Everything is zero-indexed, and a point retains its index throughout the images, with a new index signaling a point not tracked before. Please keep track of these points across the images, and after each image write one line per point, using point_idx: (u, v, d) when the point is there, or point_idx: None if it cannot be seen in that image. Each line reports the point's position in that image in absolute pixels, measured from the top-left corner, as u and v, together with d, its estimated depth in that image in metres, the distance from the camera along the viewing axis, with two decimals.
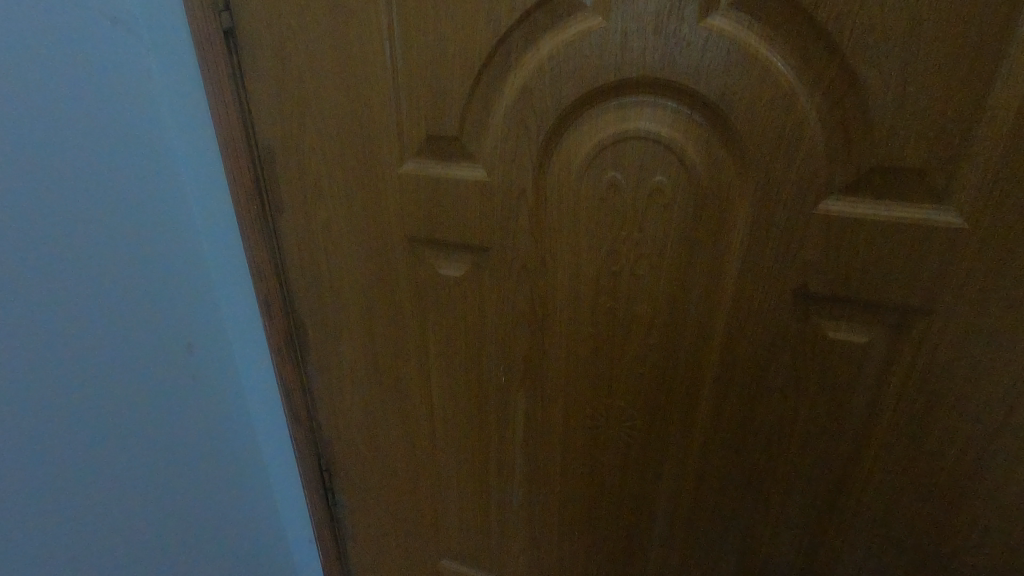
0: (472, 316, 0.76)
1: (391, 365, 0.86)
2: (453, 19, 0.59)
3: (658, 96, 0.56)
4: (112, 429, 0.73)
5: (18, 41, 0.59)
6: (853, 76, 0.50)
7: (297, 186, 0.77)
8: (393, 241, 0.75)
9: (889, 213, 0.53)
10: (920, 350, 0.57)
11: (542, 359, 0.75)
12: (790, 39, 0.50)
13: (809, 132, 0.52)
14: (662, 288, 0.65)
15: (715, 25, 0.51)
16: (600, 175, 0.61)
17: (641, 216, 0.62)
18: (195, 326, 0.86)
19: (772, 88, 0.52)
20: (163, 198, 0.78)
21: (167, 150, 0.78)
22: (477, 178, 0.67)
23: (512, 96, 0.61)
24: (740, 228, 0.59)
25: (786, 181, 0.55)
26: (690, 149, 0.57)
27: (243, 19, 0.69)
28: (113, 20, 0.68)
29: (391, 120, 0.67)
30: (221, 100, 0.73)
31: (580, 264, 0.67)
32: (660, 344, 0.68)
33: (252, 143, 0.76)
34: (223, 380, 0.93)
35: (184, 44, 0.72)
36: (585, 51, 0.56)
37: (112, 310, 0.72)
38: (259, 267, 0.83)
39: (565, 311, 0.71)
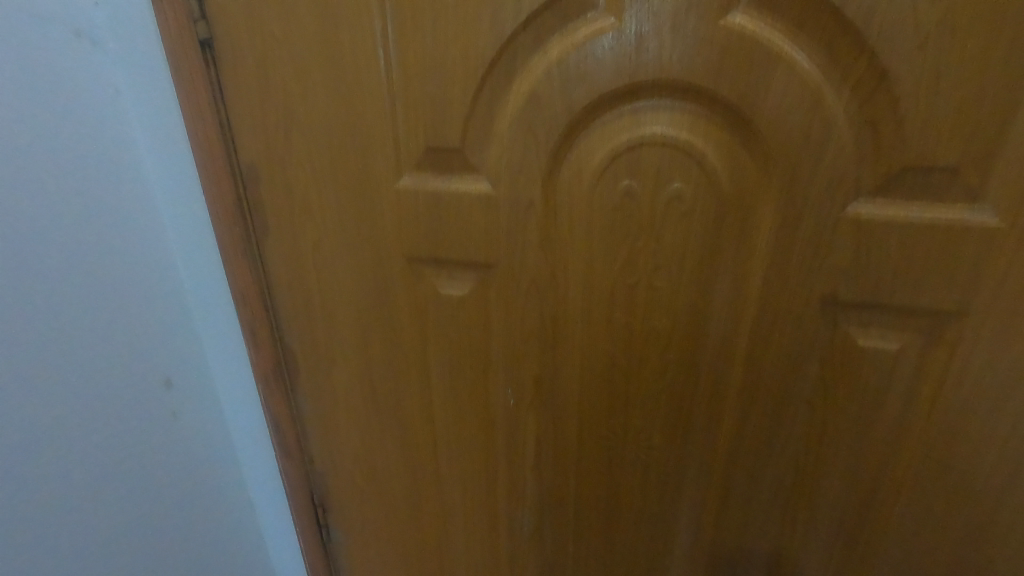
0: (477, 337, 0.72)
1: (390, 391, 0.81)
2: (453, 23, 0.56)
3: (674, 100, 0.53)
4: (81, 472, 0.68)
5: None
6: (883, 74, 0.47)
7: (284, 206, 0.71)
8: (391, 261, 0.71)
9: (922, 215, 0.51)
10: (954, 354, 0.55)
11: (553, 378, 0.71)
12: (815, 36, 0.48)
13: (837, 132, 0.50)
14: (681, 300, 0.61)
15: (736, 23, 0.49)
16: (614, 184, 0.58)
17: (658, 225, 0.58)
18: (172, 359, 0.80)
19: (797, 88, 0.50)
20: (135, 224, 0.72)
21: (140, 172, 0.73)
22: (480, 191, 0.63)
23: (518, 104, 0.58)
24: (765, 235, 0.56)
25: (813, 184, 0.52)
26: (710, 154, 0.54)
27: (220, 28, 0.64)
28: (76, 33, 0.63)
29: (387, 132, 0.63)
30: (198, 116, 0.67)
31: (593, 278, 0.63)
32: (680, 358, 0.65)
33: (233, 161, 0.70)
34: (205, 414, 0.87)
35: (156, 57, 0.67)
36: (597, 55, 0.53)
37: (76, 348, 0.66)
38: (245, 293, 0.77)
39: (578, 328, 0.67)
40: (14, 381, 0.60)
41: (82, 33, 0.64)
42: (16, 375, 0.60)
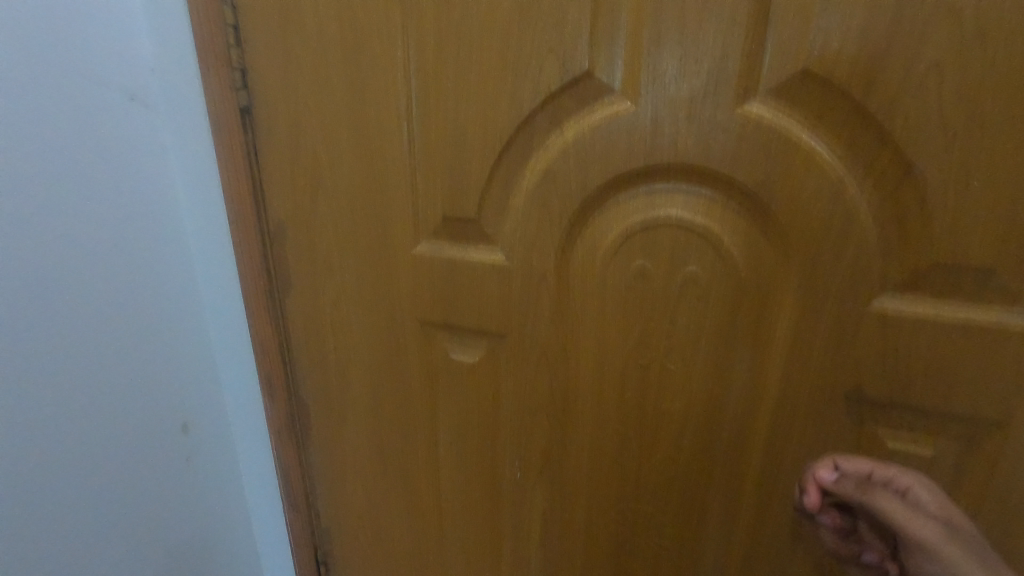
0: (486, 405, 0.71)
1: (397, 452, 0.79)
2: (474, 101, 0.57)
3: (691, 183, 0.53)
4: (92, 516, 0.69)
5: (36, 125, 0.59)
6: (909, 168, 0.46)
7: (306, 264, 0.73)
8: (404, 323, 0.71)
9: (954, 314, 0.48)
10: (994, 462, 0.51)
11: (562, 454, 0.69)
12: (836, 128, 0.47)
13: (860, 225, 0.48)
14: (696, 385, 0.59)
15: (753, 111, 0.48)
16: (628, 263, 0.57)
17: (673, 306, 0.57)
18: (190, 403, 0.82)
19: (818, 178, 0.48)
20: (168, 273, 0.76)
21: (177, 223, 0.76)
22: (494, 261, 0.63)
23: (534, 179, 0.58)
24: (784, 324, 0.53)
25: (835, 275, 0.50)
26: (727, 238, 0.53)
27: (260, 97, 0.68)
28: (129, 96, 0.68)
29: (407, 199, 0.65)
30: (233, 177, 0.71)
31: (605, 354, 0.61)
32: (694, 445, 0.61)
33: (262, 219, 0.73)
34: (217, 459, 0.88)
35: (200, 121, 0.71)
36: (613, 136, 0.53)
37: (100, 391, 0.69)
38: (264, 345, 0.78)
39: (589, 404, 0.65)
40: (41, 424, 0.63)
41: (135, 97, 0.69)
42: (44, 419, 0.63)
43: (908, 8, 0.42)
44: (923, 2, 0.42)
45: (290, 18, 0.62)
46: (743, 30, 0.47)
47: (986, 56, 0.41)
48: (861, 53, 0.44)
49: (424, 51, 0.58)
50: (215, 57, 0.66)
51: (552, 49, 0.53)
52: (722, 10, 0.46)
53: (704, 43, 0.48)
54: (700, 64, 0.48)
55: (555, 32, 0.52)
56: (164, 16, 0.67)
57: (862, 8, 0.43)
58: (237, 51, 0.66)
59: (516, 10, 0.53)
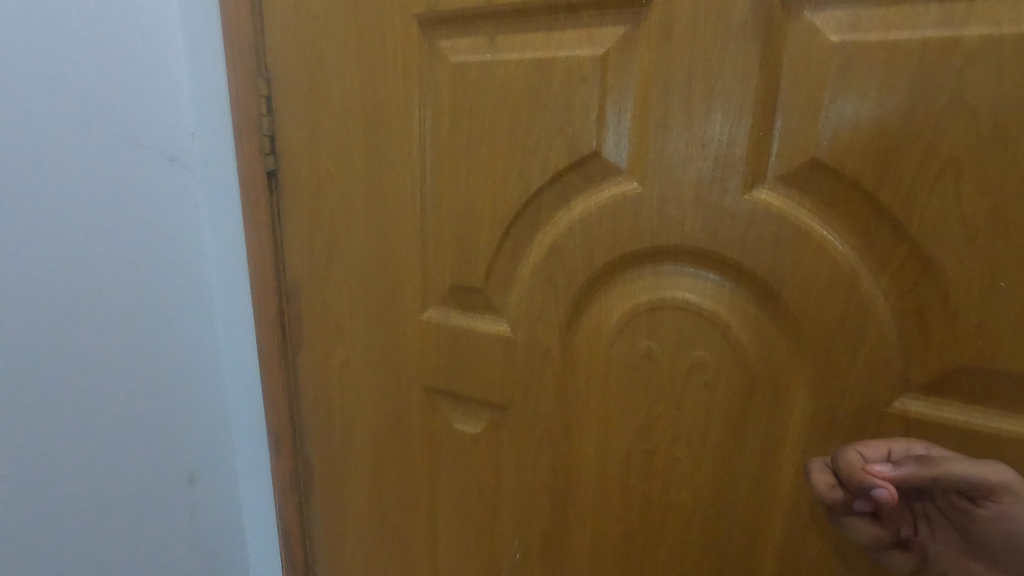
0: (487, 478, 0.68)
1: (397, 520, 0.77)
2: (485, 175, 0.58)
3: (698, 266, 0.51)
4: (88, 565, 0.69)
5: (75, 183, 0.63)
6: (928, 263, 0.43)
7: (319, 323, 0.74)
8: (409, 388, 0.70)
9: (986, 422, 0.44)
10: None
11: (563, 538, 0.65)
12: (849, 218, 0.45)
13: (876, 319, 0.45)
14: (704, 476, 0.55)
15: (761, 197, 0.47)
16: (633, 342, 0.55)
17: (679, 391, 0.54)
18: (199, 454, 0.82)
19: (830, 268, 0.46)
20: (189, 324, 0.78)
21: (203, 277, 0.79)
22: (499, 332, 0.62)
23: (540, 253, 0.58)
24: (797, 418, 0.50)
25: (851, 370, 0.47)
26: (735, 324, 0.51)
27: (286, 162, 0.71)
28: (169, 157, 0.73)
29: (417, 266, 0.65)
30: (257, 236, 0.73)
31: (608, 436, 0.59)
32: (702, 541, 0.57)
33: (280, 277, 0.75)
34: (221, 512, 0.87)
35: (231, 182, 0.75)
36: (619, 215, 0.53)
37: (110, 439, 0.70)
38: (275, 400, 0.79)
39: (591, 487, 0.61)
40: (45, 469, 0.64)
41: (174, 158, 0.73)
42: (48, 464, 0.64)
43: (920, 102, 0.41)
44: (936, 97, 0.40)
45: (318, 91, 0.66)
46: (750, 118, 0.46)
47: (1006, 153, 0.39)
48: (871, 145, 0.43)
49: (440, 126, 0.60)
50: (247, 125, 0.70)
51: (561, 128, 0.53)
52: (728, 97, 0.46)
53: (711, 128, 0.47)
54: (706, 149, 0.48)
55: (564, 113, 0.53)
56: (207, 85, 0.72)
57: (872, 100, 0.42)
58: (268, 119, 0.70)
59: (527, 91, 0.54)
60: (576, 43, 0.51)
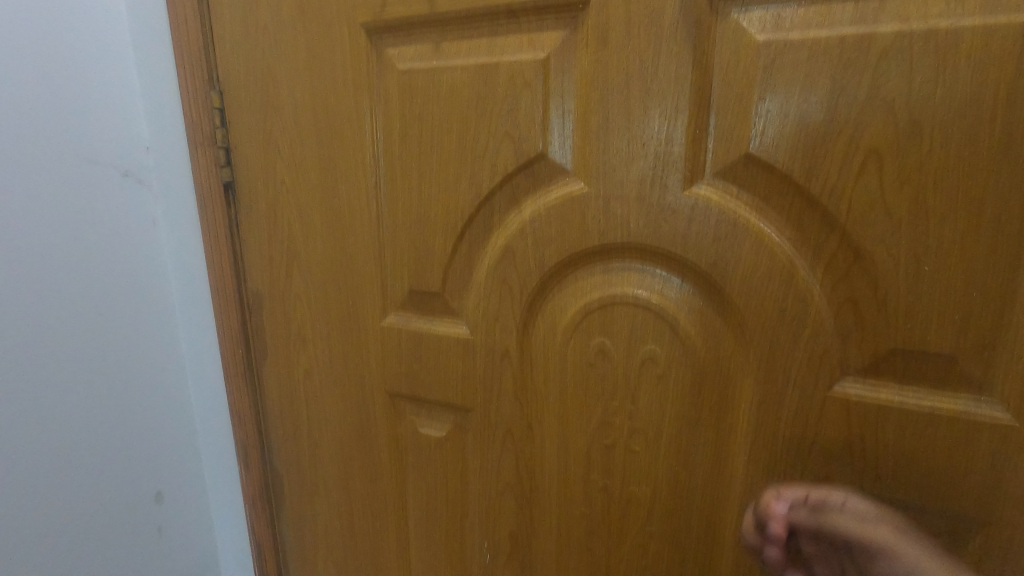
0: (454, 483, 0.68)
1: (369, 529, 0.76)
2: (436, 180, 0.59)
3: (646, 262, 0.53)
4: None
5: (32, 197, 0.62)
6: (858, 251, 0.45)
7: (282, 333, 0.74)
8: (373, 395, 0.70)
9: (921, 402, 0.45)
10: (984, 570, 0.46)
11: (530, 537, 0.66)
12: (783, 211, 0.47)
13: (814, 307, 0.47)
14: (661, 469, 0.56)
15: (701, 193, 0.48)
16: (587, 339, 0.56)
17: (634, 385, 0.55)
18: (168, 472, 0.81)
19: (768, 259, 0.47)
20: (151, 339, 0.77)
21: (164, 292, 0.79)
22: (458, 333, 0.63)
23: (494, 255, 0.59)
24: (746, 407, 0.51)
25: (793, 358, 0.48)
26: (683, 317, 0.52)
27: (242, 174, 0.71)
28: (125, 173, 0.72)
29: (375, 272, 0.65)
30: (216, 247, 0.73)
31: (568, 434, 0.60)
32: (664, 533, 0.58)
33: (241, 288, 0.74)
34: (193, 529, 0.86)
35: (187, 195, 0.74)
36: (567, 215, 0.54)
37: (76, 459, 0.69)
38: (240, 412, 0.78)
39: (554, 484, 0.62)
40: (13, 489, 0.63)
41: (130, 173, 0.73)
42: (17, 484, 0.63)
43: (842, 97, 0.42)
44: (856, 92, 0.42)
45: (270, 103, 0.66)
46: (686, 116, 0.47)
47: (923, 143, 0.41)
48: (799, 140, 0.44)
49: (391, 133, 0.60)
50: (202, 138, 0.70)
51: (508, 132, 0.54)
52: (664, 96, 0.48)
53: (650, 127, 0.49)
54: (647, 148, 0.49)
55: (509, 116, 0.54)
56: (161, 100, 0.72)
57: (798, 96, 0.44)
58: (222, 131, 0.70)
59: (473, 96, 0.55)
60: (518, 48, 0.53)
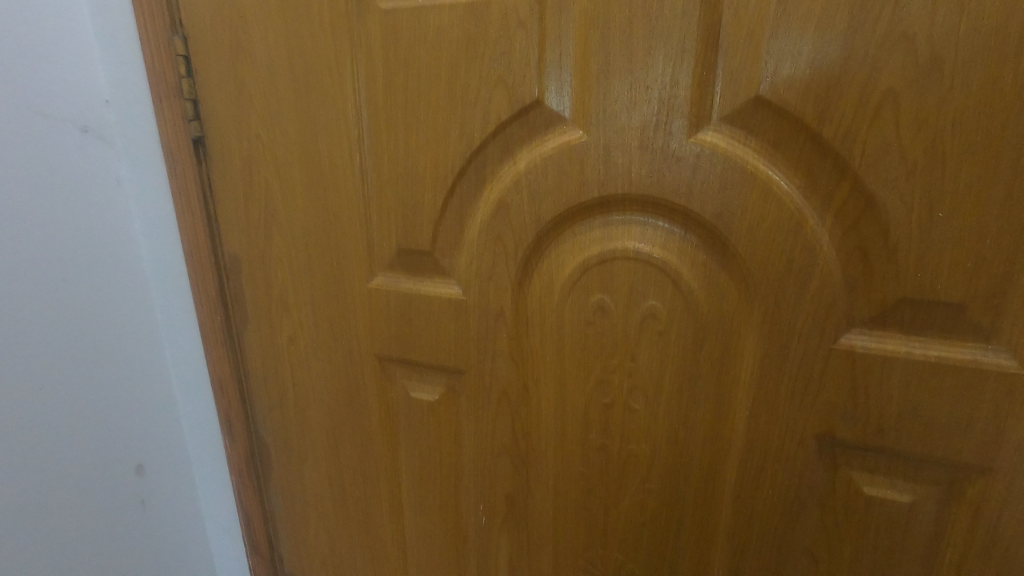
0: (448, 447, 0.67)
1: (360, 495, 0.75)
2: (424, 131, 0.56)
3: (648, 215, 0.50)
4: (41, 560, 0.66)
5: None
6: (869, 199, 0.43)
7: (263, 298, 0.71)
8: (362, 360, 0.68)
9: (927, 352, 0.45)
10: (980, 516, 0.47)
11: (527, 498, 0.65)
12: (792, 158, 0.45)
13: (822, 258, 0.45)
14: (661, 426, 0.55)
15: (707, 140, 0.46)
16: (586, 297, 0.54)
17: (634, 342, 0.54)
18: (148, 445, 0.78)
19: (776, 209, 0.46)
20: (123, 307, 0.73)
21: (134, 257, 0.74)
22: (450, 294, 0.60)
23: (487, 211, 0.56)
24: (749, 362, 0.50)
25: (799, 311, 0.47)
26: (686, 272, 0.50)
27: (214, 128, 0.66)
28: (84, 129, 0.66)
29: (360, 231, 0.62)
30: (188, 208, 0.69)
31: (565, 394, 0.58)
32: (663, 490, 0.58)
33: (217, 251, 0.70)
34: (178, 500, 0.84)
35: (154, 153, 0.69)
36: (565, 166, 0.51)
37: (50, 432, 0.66)
38: (222, 381, 0.75)
39: (551, 445, 0.61)
40: None
41: (89, 129, 0.67)
42: None
43: (859, 33, 0.40)
44: (874, 28, 0.40)
45: (241, 49, 0.61)
46: (692, 57, 0.45)
47: (943, 81, 0.39)
48: (813, 81, 0.42)
49: (374, 81, 0.56)
50: (166, 89, 0.65)
51: (501, 77, 0.51)
52: (669, 35, 0.45)
53: (654, 70, 0.46)
54: (650, 92, 0.46)
55: (502, 60, 0.50)
56: (118, 47, 0.66)
57: (813, 33, 0.41)
58: (189, 82, 0.65)
59: (463, 37, 0.51)
60: None
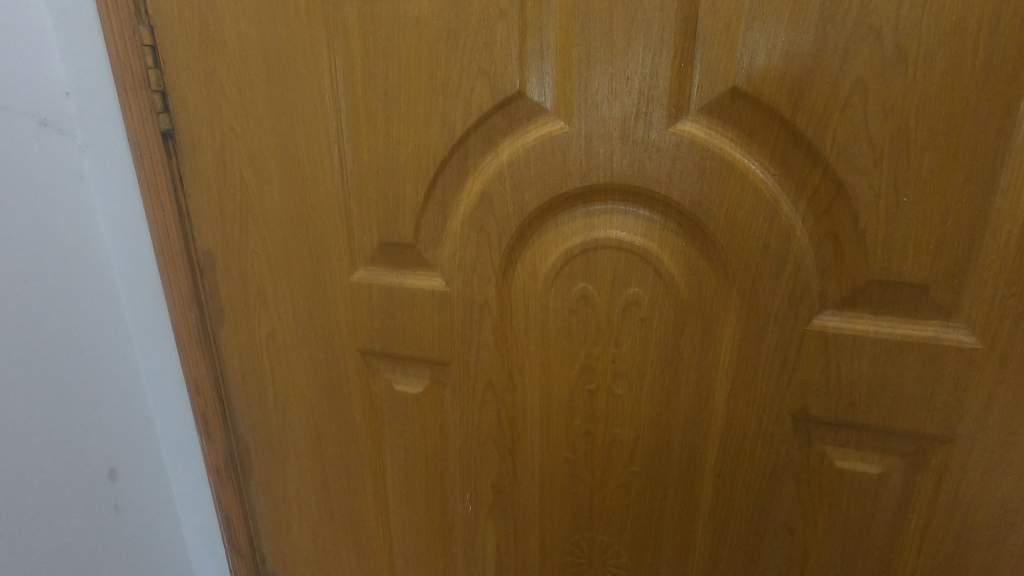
0: (434, 438, 0.67)
1: (344, 491, 0.75)
2: (405, 123, 0.55)
3: (629, 204, 0.52)
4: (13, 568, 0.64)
5: None
6: (840, 185, 0.45)
7: (240, 295, 0.70)
8: (344, 354, 0.67)
9: (893, 330, 0.47)
10: (943, 481, 0.50)
11: (513, 487, 0.66)
12: (767, 146, 0.46)
13: (796, 242, 0.47)
14: (644, 410, 0.57)
15: (686, 129, 0.47)
16: (569, 285, 0.55)
17: (617, 329, 0.55)
18: (120, 448, 0.76)
19: (752, 196, 0.47)
20: (91, 307, 0.71)
21: (100, 256, 0.71)
22: (434, 286, 0.60)
23: (470, 202, 0.56)
24: (728, 344, 0.52)
25: (775, 293, 0.49)
26: (667, 258, 0.52)
27: (184, 120, 0.64)
28: (42, 122, 0.64)
29: (341, 225, 0.62)
30: (158, 204, 0.67)
31: (550, 382, 0.59)
32: (647, 471, 0.59)
33: (190, 247, 0.69)
34: (154, 504, 0.82)
35: (120, 147, 0.67)
36: (548, 156, 0.52)
37: (16, 438, 0.63)
38: (198, 380, 0.74)
39: (537, 432, 0.62)
40: None
41: (48, 122, 0.64)
42: None
43: (830, 25, 0.42)
44: (843, 20, 0.41)
45: (211, 38, 0.60)
46: (671, 48, 0.46)
47: (907, 72, 0.41)
48: (787, 71, 0.44)
49: (353, 72, 0.56)
50: (132, 80, 0.62)
51: (482, 68, 0.51)
52: (649, 26, 0.45)
53: (634, 61, 0.47)
54: (630, 83, 0.47)
55: (483, 51, 0.50)
56: (78, 37, 0.63)
57: (786, 25, 0.43)
58: (156, 73, 0.63)
59: (442, 28, 0.51)
60: None
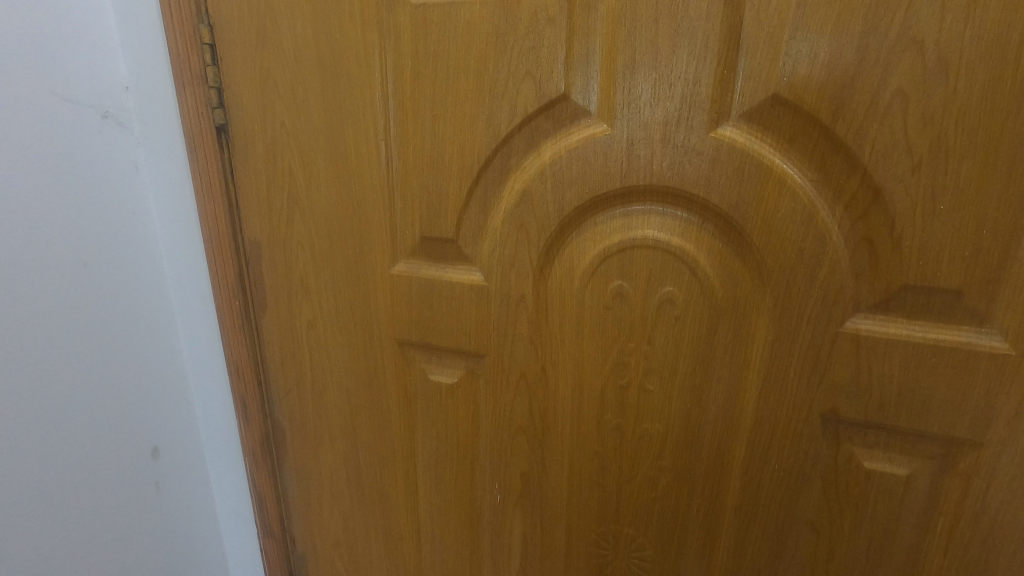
0: (465, 427, 0.70)
1: (375, 476, 0.77)
2: (450, 122, 0.58)
3: (667, 206, 0.53)
4: (69, 534, 0.69)
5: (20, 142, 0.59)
6: (877, 191, 0.46)
7: (283, 283, 0.72)
8: (382, 345, 0.70)
9: (926, 335, 0.48)
10: (971, 486, 0.51)
11: (541, 477, 0.68)
12: (806, 152, 0.48)
13: (831, 246, 0.49)
14: (675, 406, 0.58)
15: (726, 134, 0.49)
16: (605, 283, 0.57)
17: (650, 326, 0.57)
18: (163, 427, 0.80)
19: (789, 200, 0.49)
20: (142, 291, 0.74)
21: (151, 243, 0.75)
22: (472, 279, 0.62)
23: (511, 201, 0.58)
24: (760, 344, 0.53)
25: (809, 295, 0.50)
26: (702, 259, 0.53)
27: (237, 115, 0.68)
28: (104, 115, 0.67)
29: (384, 220, 0.64)
30: (209, 195, 0.70)
31: (582, 376, 0.61)
32: (675, 465, 0.61)
33: (238, 237, 0.72)
34: (192, 481, 0.86)
35: (174, 139, 0.70)
36: (588, 157, 0.54)
37: (74, 413, 0.68)
38: (239, 365, 0.77)
39: (568, 424, 0.64)
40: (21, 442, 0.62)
41: (110, 116, 0.68)
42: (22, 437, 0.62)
43: (873, 36, 0.43)
44: (887, 32, 0.43)
45: (268, 38, 0.63)
46: (715, 55, 0.47)
47: (948, 84, 0.42)
48: (828, 81, 0.45)
49: (402, 73, 0.58)
50: (189, 76, 0.66)
51: (528, 72, 0.53)
52: (694, 35, 0.47)
53: (678, 67, 0.48)
54: (673, 88, 0.49)
55: (530, 55, 0.53)
56: (139, 35, 0.67)
57: (830, 35, 0.44)
58: (213, 70, 0.66)
59: (492, 32, 0.53)
60: None
